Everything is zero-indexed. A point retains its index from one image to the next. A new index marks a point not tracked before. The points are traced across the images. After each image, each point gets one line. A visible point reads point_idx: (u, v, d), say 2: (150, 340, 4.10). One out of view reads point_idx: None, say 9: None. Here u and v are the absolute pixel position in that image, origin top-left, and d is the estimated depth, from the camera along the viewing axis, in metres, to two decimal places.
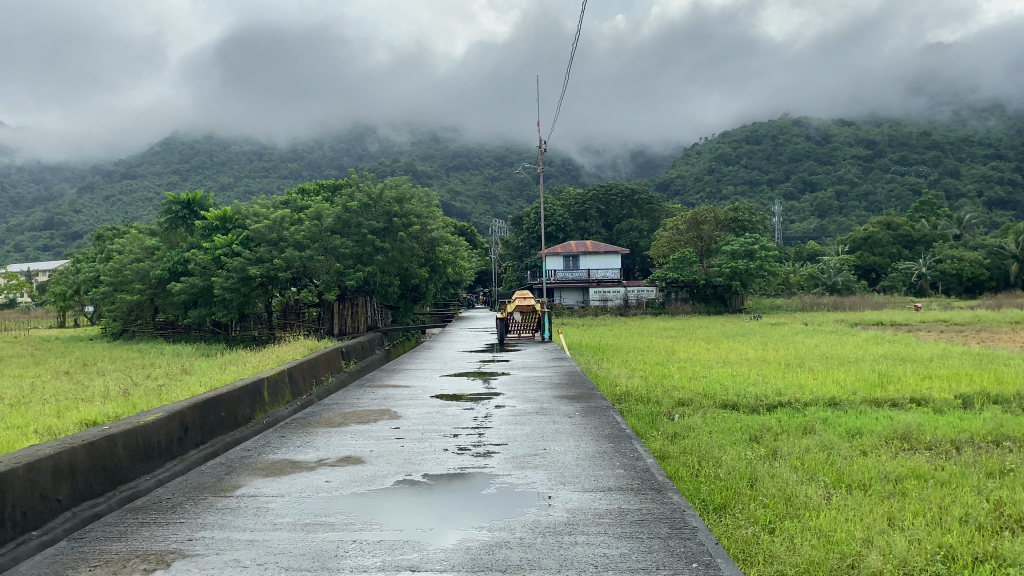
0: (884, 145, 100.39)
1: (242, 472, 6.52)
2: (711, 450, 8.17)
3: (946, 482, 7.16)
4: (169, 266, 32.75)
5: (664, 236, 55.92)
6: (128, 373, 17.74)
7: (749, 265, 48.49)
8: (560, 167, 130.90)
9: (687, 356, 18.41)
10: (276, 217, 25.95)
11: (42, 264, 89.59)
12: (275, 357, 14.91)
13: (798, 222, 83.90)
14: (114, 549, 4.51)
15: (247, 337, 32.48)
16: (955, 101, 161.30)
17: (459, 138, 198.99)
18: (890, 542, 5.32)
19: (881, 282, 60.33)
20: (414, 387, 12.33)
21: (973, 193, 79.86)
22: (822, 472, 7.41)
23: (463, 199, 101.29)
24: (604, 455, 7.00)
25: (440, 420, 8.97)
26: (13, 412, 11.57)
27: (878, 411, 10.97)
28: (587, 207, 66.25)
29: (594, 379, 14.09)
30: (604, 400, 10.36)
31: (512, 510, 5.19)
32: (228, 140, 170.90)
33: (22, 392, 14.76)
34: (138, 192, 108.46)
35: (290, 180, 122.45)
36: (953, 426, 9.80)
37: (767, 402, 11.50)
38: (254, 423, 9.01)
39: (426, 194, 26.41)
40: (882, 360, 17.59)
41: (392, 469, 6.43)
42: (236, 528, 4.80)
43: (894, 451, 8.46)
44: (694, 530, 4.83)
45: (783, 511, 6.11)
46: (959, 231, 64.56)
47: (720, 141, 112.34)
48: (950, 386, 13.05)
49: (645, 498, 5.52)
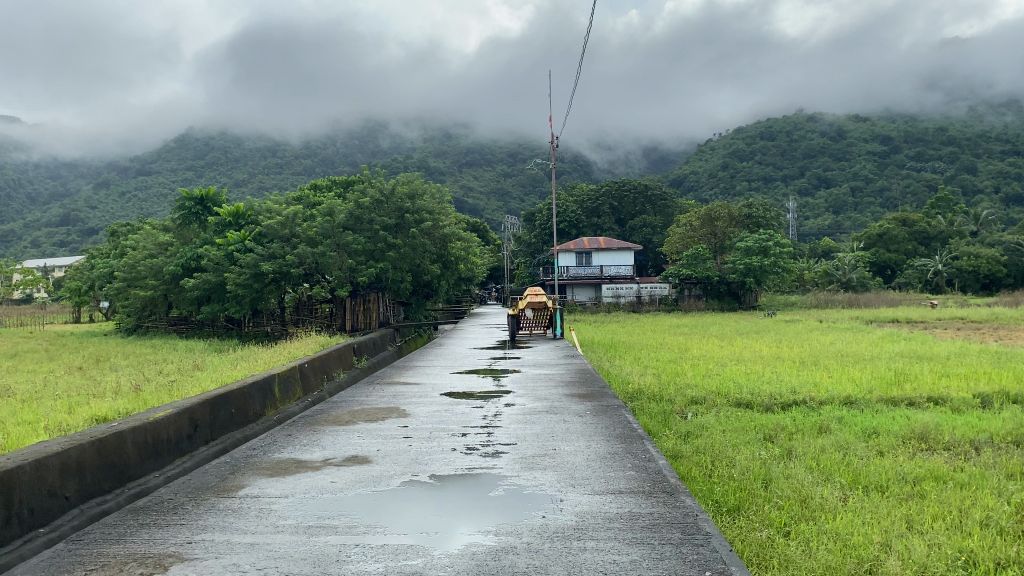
0: (900, 140, 99.37)
1: (245, 472, 6.44)
2: (725, 450, 8.01)
3: (967, 483, 6.98)
4: (183, 262, 32.93)
5: (677, 232, 55.36)
6: (140, 369, 17.79)
7: (763, 262, 48.10)
8: (572, 164, 130.89)
9: (698, 355, 17.95)
10: (289, 213, 25.95)
11: (58, 260, 90.55)
12: (287, 353, 14.84)
13: (813, 218, 83.39)
14: (113, 552, 4.43)
15: (260, 333, 32.48)
16: (972, 97, 159.80)
17: (472, 134, 199.61)
18: (911, 545, 5.16)
19: (896, 279, 59.79)
20: (425, 385, 12.21)
21: (990, 189, 78.81)
22: (839, 474, 7.23)
23: (476, 195, 101.47)
24: (616, 456, 6.88)
25: (449, 419, 8.86)
26: (25, 408, 11.58)
27: (895, 410, 10.71)
28: (600, 203, 65.81)
29: (605, 378, 13.76)
30: (616, 400, 10.17)
31: (521, 513, 5.08)
32: (242, 136, 171.90)
33: (34, 388, 14.82)
34: (153, 188, 109.31)
35: (303, 176, 123.10)
36: (973, 426, 9.58)
37: (782, 402, 11.28)
38: (264, 420, 8.92)
39: (438, 190, 26.33)
40: (898, 359, 17.19)
41: (399, 469, 6.33)
42: (237, 531, 4.72)
43: (911, 451, 8.30)
44: (708, 537, 4.68)
45: (799, 513, 5.96)
46: (976, 228, 63.68)
47: (734, 137, 111.75)
48: (968, 386, 12.71)
49: (657, 502, 5.38)
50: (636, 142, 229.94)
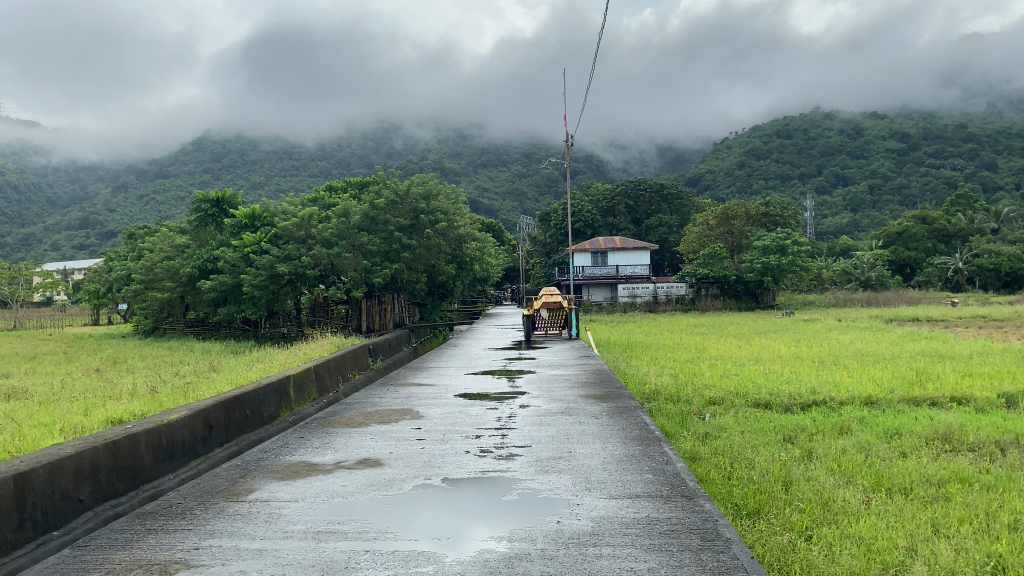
0: (918, 138, 98.02)
1: (255, 475, 6.37)
2: (744, 450, 7.90)
3: (993, 486, 6.79)
4: (199, 263, 33.11)
5: (694, 231, 55.15)
6: (157, 370, 18.39)
7: (781, 261, 47.62)
8: (586, 163, 130.78)
9: (716, 355, 17.67)
10: (305, 214, 25.89)
11: (77, 263, 91.96)
12: (301, 355, 14.78)
13: (831, 217, 83.02)
14: (117, 558, 4.37)
15: (276, 334, 32.56)
16: (990, 93, 158.94)
17: (486, 134, 200.81)
18: (937, 550, 4.98)
19: (915, 277, 58.98)
20: (438, 387, 12.04)
21: (1011, 185, 77.25)
22: (860, 475, 7.06)
23: (491, 196, 101.73)
24: (633, 459, 6.71)
25: (463, 420, 8.78)
26: (46, 408, 11.87)
27: (917, 411, 10.48)
28: (615, 203, 65.42)
29: (622, 378, 13.67)
30: (632, 400, 10.07)
31: (534, 519, 4.95)
32: (260, 139, 173.59)
33: (54, 388, 15.19)
34: (171, 192, 110.64)
35: (319, 177, 124.12)
36: (997, 427, 9.36)
37: (802, 402, 11.09)
38: (279, 422, 8.88)
39: (454, 190, 26.25)
40: (917, 359, 16.84)
41: (412, 471, 6.26)
42: (246, 537, 4.63)
43: (935, 452, 8.10)
44: (728, 542, 4.54)
45: (820, 516, 5.77)
46: (997, 225, 62.56)
47: (751, 135, 110.89)
48: (991, 386, 12.39)
49: (674, 506, 5.26)
50: (650, 142, 229.62)
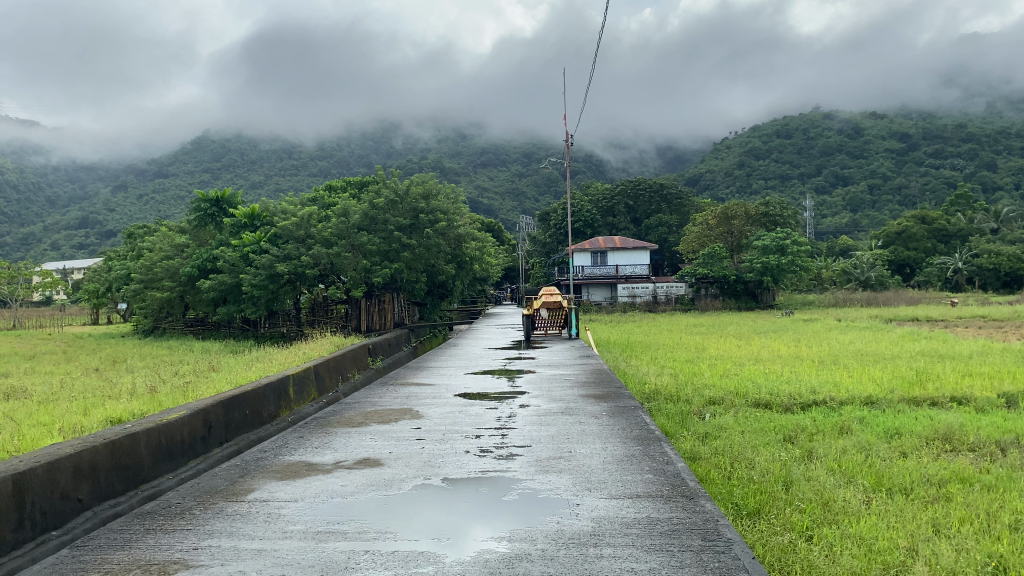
0: (917, 138, 98.05)
1: (254, 475, 6.34)
2: (744, 450, 7.88)
3: (994, 486, 6.77)
4: (199, 263, 33.07)
5: (694, 231, 55.14)
6: (156, 369, 18.37)
7: (780, 261, 47.58)
8: (586, 163, 130.70)
9: (715, 355, 17.63)
10: (304, 214, 25.86)
11: (77, 263, 91.82)
12: (301, 355, 14.75)
13: (830, 217, 82.98)
14: (116, 558, 4.35)
15: (275, 333, 32.53)
16: (989, 93, 159.18)
17: (485, 133, 200.71)
18: (938, 550, 4.96)
19: (915, 277, 59.00)
20: (437, 387, 12.01)
21: (1010, 185, 77.22)
22: (861, 476, 7.04)
23: (491, 196, 101.67)
24: (633, 459, 6.69)
25: (462, 420, 8.75)
26: (45, 408, 11.85)
27: (917, 411, 10.47)
28: (615, 202, 65.32)
29: (622, 378, 13.63)
30: (632, 400, 10.05)
31: (534, 519, 4.93)
32: (259, 139, 173.51)
33: (53, 388, 15.17)
34: (171, 192, 110.58)
35: (319, 176, 124.09)
36: (998, 427, 9.33)
37: (802, 402, 11.07)
38: (279, 421, 8.86)
39: (453, 190, 26.23)
40: (917, 359, 16.84)
41: (411, 471, 6.24)
42: (245, 537, 4.61)
43: (935, 452, 8.09)
44: (729, 543, 4.52)
45: (821, 516, 5.76)
46: (996, 225, 62.58)
47: (751, 135, 110.91)
48: (991, 386, 12.37)
49: (675, 506, 5.24)
50: (650, 142, 229.67)
